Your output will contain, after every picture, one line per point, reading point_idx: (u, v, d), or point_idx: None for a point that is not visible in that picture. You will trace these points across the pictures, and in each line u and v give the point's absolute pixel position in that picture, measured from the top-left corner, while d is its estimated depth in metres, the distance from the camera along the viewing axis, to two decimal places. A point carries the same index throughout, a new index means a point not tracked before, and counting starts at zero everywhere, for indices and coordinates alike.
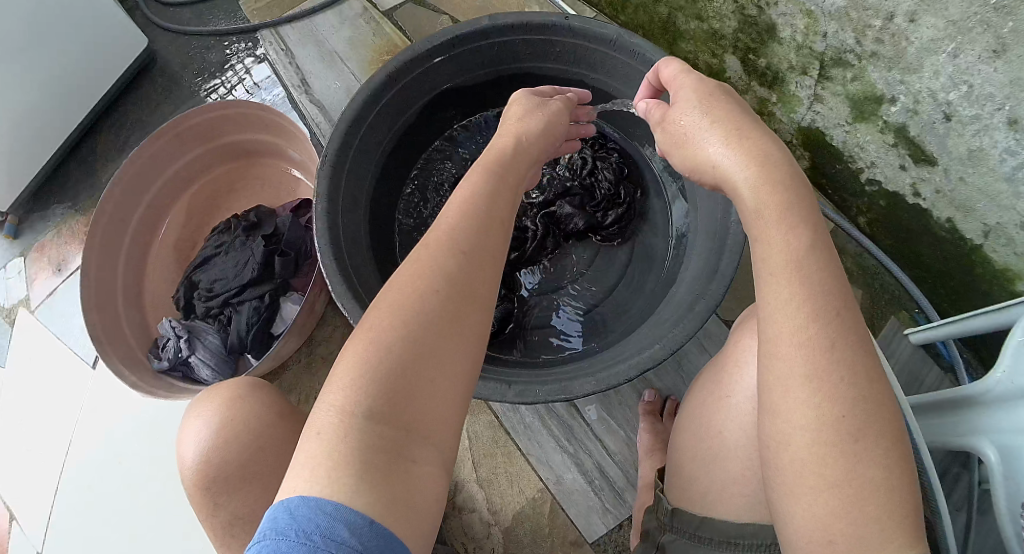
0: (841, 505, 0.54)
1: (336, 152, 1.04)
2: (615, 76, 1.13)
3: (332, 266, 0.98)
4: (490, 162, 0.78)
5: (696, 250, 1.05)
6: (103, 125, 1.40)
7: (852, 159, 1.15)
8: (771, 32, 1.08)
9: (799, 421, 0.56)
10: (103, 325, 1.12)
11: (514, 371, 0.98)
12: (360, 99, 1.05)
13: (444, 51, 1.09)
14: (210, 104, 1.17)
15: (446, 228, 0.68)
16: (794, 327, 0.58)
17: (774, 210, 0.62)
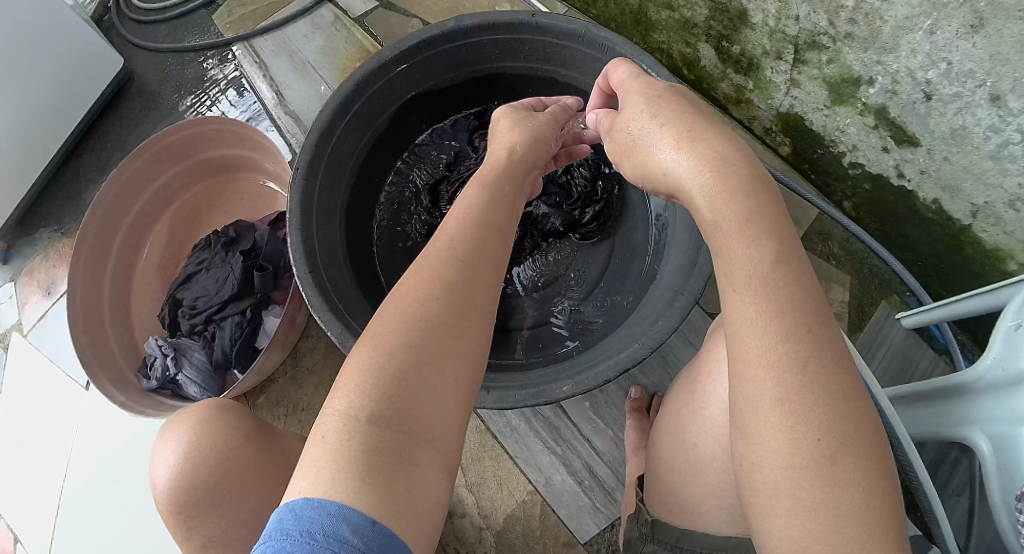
0: (817, 527, 0.53)
1: (308, 164, 1.03)
2: (586, 72, 1.12)
3: (308, 279, 0.98)
4: (490, 178, 0.77)
5: (675, 244, 1.04)
6: (85, 147, 1.41)
7: (834, 143, 1.12)
8: (742, 18, 1.05)
9: (771, 444, 0.55)
10: (91, 347, 1.13)
11: (494, 376, 0.97)
12: (329, 110, 1.05)
13: (410, 55, 1.08)
14: (183, 122, 1.17)
15: (445, 238, 0.67)
16: (761, 348, 0.56)
17: (734, 221, 0.59)
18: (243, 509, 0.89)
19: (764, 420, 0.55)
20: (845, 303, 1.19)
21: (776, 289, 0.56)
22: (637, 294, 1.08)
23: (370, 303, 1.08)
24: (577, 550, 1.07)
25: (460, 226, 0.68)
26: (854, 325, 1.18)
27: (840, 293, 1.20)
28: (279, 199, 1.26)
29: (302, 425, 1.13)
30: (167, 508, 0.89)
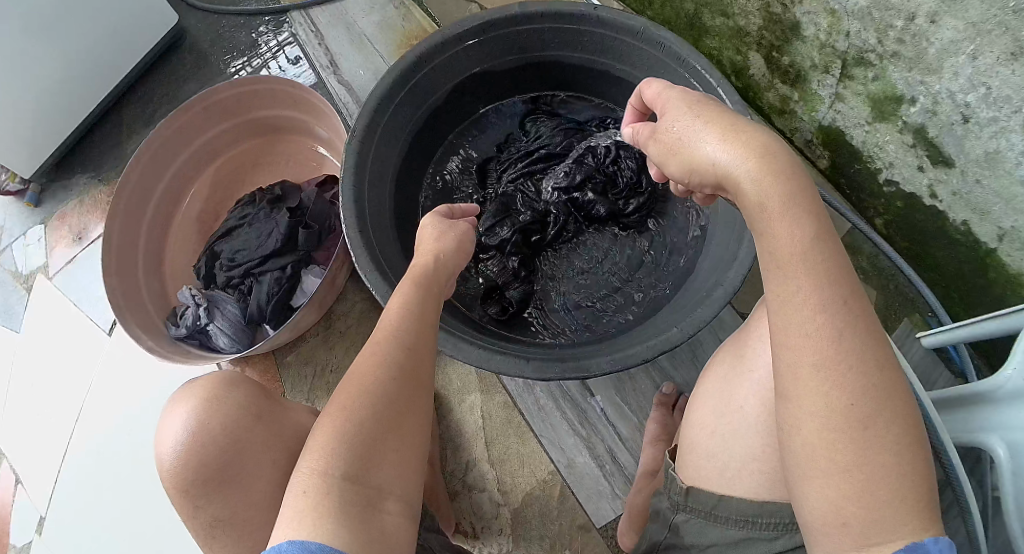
0: (853, 489, 0.53)
1: (365, 129, 1.05)
2: (639, 68, 1.15)
3: (357, 238, 0.99)
4: (414, 266, 0.85)
5: (716, 239, 1.07)
6: (129, 99, 1.41)
7: (872, 159, 1.16)
8: (794, 30, 1.10)
9: (808, 408, 0.55)
10: (123, 292, 1.12)
11: (529, 350, 0.97)
12: (390, 77, 1.07)
13: (473, 35, 1.11)
14: (239, 78, 1.18)
15: (388, 325, 0.76)
16: (801, 320, 0.57)
17: (778, 204, 0.60)
18: (253, 493, 0.74)
19: (802, 383, 0.56)
20: None
21: (821, 266, 0.57)
22: (672, 289, 1.11)
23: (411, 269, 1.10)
24: (592, 534, 1.07)
25: (406, 312, 0.78)
26: None
27: None
28: (328, 165, 1.27)
29: (329, 387, 1.12)
30: (172, 489, 0.75)
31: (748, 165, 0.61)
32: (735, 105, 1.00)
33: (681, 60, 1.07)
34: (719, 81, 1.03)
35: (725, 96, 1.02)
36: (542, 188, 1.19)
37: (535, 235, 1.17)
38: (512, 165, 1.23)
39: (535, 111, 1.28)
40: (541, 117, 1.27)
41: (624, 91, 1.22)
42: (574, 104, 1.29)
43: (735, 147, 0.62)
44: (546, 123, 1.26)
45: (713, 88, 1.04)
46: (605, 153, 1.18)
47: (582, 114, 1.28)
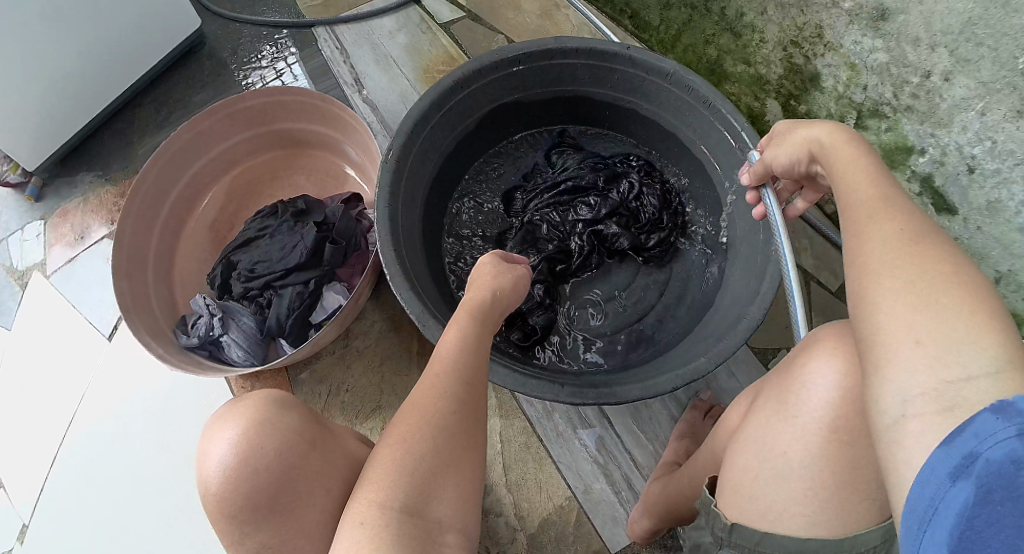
0: (941, 277, 0.55)
1: (402, 146, 1.06)
2: (666, 108, 1.20)
3: (389, 253, 0.98)
4: (466, 305, 0.88)
5: (734, 276, 1.11)
6: (143, 100, 1.38)
7: None
8: (814, 80, 1.17)
9: (886, 232, 0.61)
10: (133, 296, 1.07)
11: (561, 376, 0.97)
12: (429, 97, 1.08)
13: (514, 63, 1.14)
14: (267, 88, 1.17)
15: (445, 359, 0.79)
16: (870, 183, 0.67)
17: (842, 137, 0.72)
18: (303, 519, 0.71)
19: (868, 234, 0.62)
20: None
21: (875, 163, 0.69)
22: (694, 321, 1.13)
23: (435, 284, 1.08)
24: None
25: (462, 345, 0.81)
26: None
27: None
28: (351, 184, 1.26)
29: (342, 407, 1.06)
30: (218, 512, 0.72)
31: (831, 134, 0.73)
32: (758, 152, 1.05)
33: (708, 103, 1.12)
34: (744, 126, 1.08)
35: (748, 142, 1.07)
36: (567, 218, 1.22)
37: (558, 265, 1.19)
38: (537, 194, 1.25)
39: (560, 144, 1.31)
40: (566, 151, 1.31)
41: (650, 129, 1.27)
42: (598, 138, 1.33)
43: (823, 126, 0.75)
44: (573, 155, 1.29)
45: (738, 133, 1.09)
46: (629, 190, 1.24)
47: (608, 151, 1.32)
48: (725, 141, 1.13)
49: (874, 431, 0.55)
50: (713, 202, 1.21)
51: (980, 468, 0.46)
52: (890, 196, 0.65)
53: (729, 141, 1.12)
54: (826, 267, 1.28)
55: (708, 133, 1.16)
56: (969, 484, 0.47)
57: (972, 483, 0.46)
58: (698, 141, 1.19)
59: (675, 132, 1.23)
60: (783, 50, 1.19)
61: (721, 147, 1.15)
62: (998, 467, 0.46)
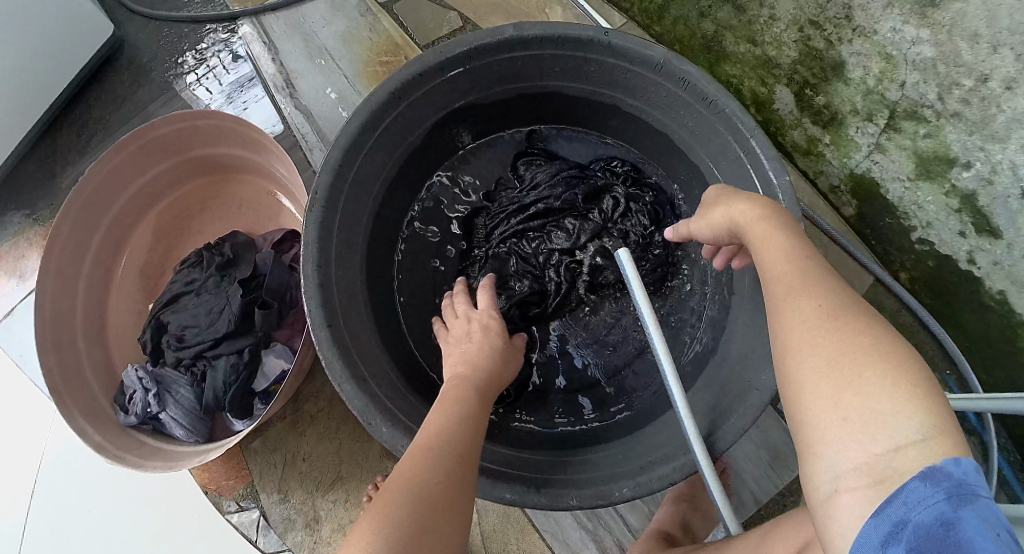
0: (864, 351, 0.53)
1: (330, 186, 0.87)
2: (655, 105, 0.98)
3: (326, 334, 0.79)
4: (460, 375, 0.80)
5: (740, 320, 0.92)
6: (64, 123, 1.19)
7: (907, 216, 1.04)
8: (837, 70, 0.98)
9: (806, 307, 0.58)
10: (61, 371, 0.90)
11: (531, 461, 0.81)
12: (362, 117, 0.88)
13: (456, 63, 0.91)
14: (180, 113, 0.96)
15: (431, 429, 0.71)
16: (791, 247, 0.63)
17: (748, 202, 0.69)
18: None
19: (791, 310, 0.59)
20: None
21: (782, 221, 0.66)
22: (695, 370, 0.97)
23: (387, 349, 0.90)
24: None
25: (453, 406, 0.74)
26: None
27: None
28: (286, 214, 1.09)
29: (302, 480, 0.94)
30: None
31: (749, 209, 0.69)
32: (770, 164, 0.86)
33: (708, 101, 0.90)
34: (753, 129, 0.87)
35: (758, 150, 0.87)
36: (541, 247, 1.05)
37: (533, 308, 1.03)
38: (502, 218, 1.07)
39: (525, 152, 1.12)
40: (535, 161, 1.11)
41: (636, 128, 1.06)
42: (571, 139, 1.12)
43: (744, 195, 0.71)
44: (542, 165, 1.10)
45: (744, 136, 0.89)
46: (613, 207, 1.06)
47: (586, 156, 1.12)
48: (730, 150, 0.92)
49: (811, 502, 0.54)
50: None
51: (909, 534, 0.47)
52: (807, 265, 0.61)
53: (735, 150, 0.91)
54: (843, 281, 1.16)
55: (707, 138, 0.95)
56: (900, 549, 0.47)
57: (902, 548, 0.47)
58: (698, 149, 0.98)
59: (666, 132, 1.01)
60: (799, 30, 0.99)
61: (723, 156, 0.94)
62: (927, 530, 0.47)
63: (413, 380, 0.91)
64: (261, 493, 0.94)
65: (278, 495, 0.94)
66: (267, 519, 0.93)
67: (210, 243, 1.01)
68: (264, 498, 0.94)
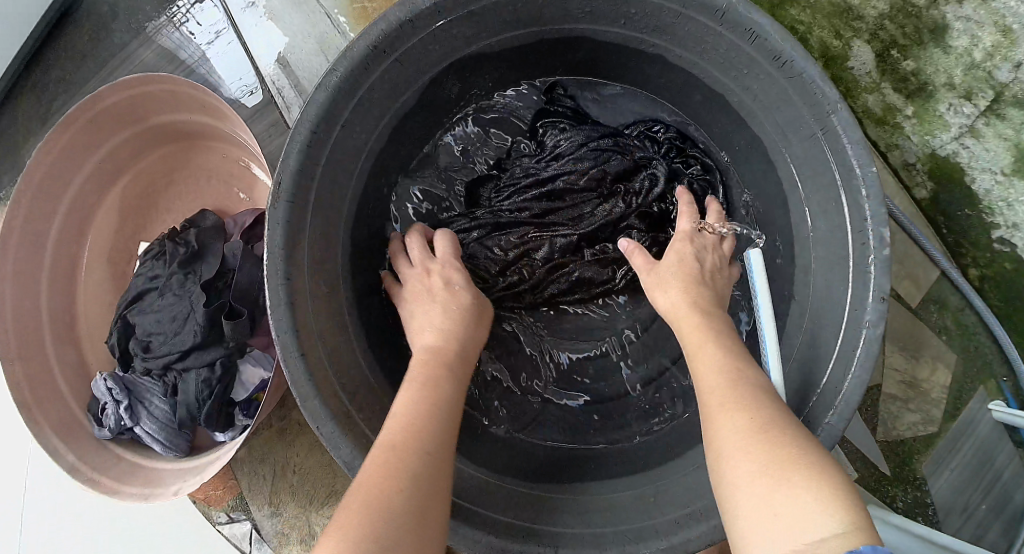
0: (788, 459, 0.48)
1: (296, 180, 0.68)
2: (710, 59, 0.75)
3: (298, 362, 0.67)
4: (436, 349, 0.68)
5: (795, 342, 0.77)
6: (24, 85, 1.13)
7: (990, 212, 0.90)
8: (937, 33, 0.85)
9: (735, 421, 0.53)
10: (29, 382, 0.89)
11: (529, 505, 0.72)
12: (332, 82, 0.68)
13: (440, 13, 0.70)
14: (127, 81, 0.88)
15: (406, 420, 0.59)
16: (721, 362, 0.59)
17: (691, 308, 0.67)
18: None
19: (719, 430, 0.54)
20: (945, 388, 0.99)
21: (720, 333, 0.63)
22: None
23: (380, 366, 0.79)
24: None
25: (422, 389, 0.63)
26: (945, 414, 0.98)
27: (941, 375, 0.99)
28: (260, 187, 1.00)
29: (293, 491, 0.92)
30: None
31: (688, 309, 0.66)
32: (854, 149, 0.66)
33: (782, 62, 0.67)
34: (836, 100, 0.66)
35: (840, 130, 0.67)
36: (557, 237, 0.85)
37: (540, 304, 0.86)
38: (511, 194, 0.88)
39: (546, 113, 0.90)
40: (556, 123, 0.90)
41: (683, 83, 0.82)
42: (601, 98, 0.91)
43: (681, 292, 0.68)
44: (567, 129, 0.89)
45: (823, 111, 0.68)
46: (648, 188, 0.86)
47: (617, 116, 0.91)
48: (804, 125, 0.71)
49: None
50: (767, 204, 0.83)
51: None
52: (739, 379, 0.57)
53: (811, 127, 0.70)
54: (907, 273, 0.99)
55: (774, 106, 0.73)
56: None
57: None
58: (762, 118, 0.76)
59: (723, 94, 0.79)
60: None
61: (794, 131, 0.73)
62: None
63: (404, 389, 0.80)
64: (251, 505, 0.92)
65: (269, 508, 0.92)
66: (260, 532, 0.91)
67: (175, 231, 0.93)
68: (254, 510, 0.92)
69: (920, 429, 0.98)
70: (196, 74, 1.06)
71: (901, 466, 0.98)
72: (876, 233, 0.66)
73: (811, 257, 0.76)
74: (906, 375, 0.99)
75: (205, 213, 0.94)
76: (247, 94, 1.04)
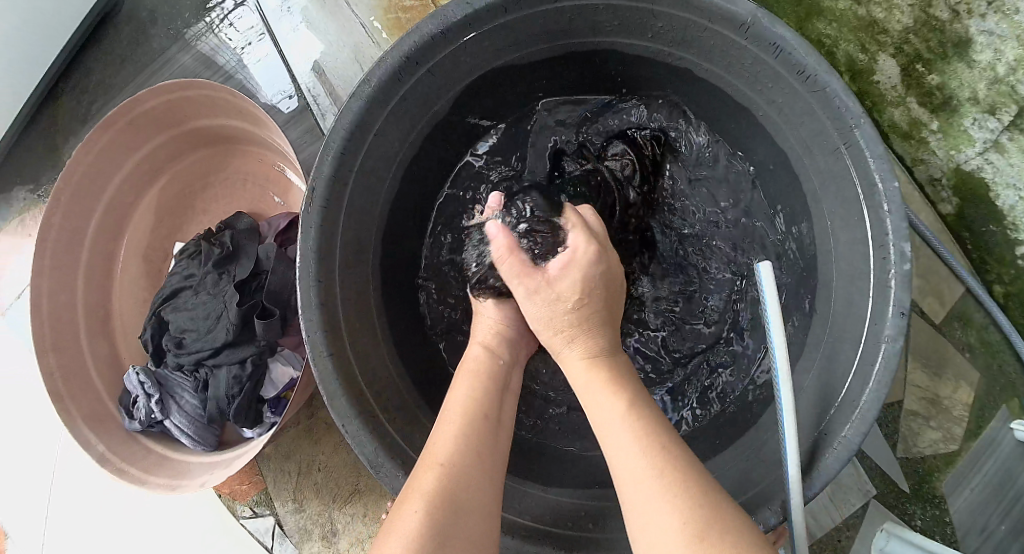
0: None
1: (328, 185, 0.71)
2: (736, 72, 0.76)
3: (326, 360, 0.69)
4: (495, 346, 0.72)
5: (816, 355, 0.77)
6: (65, 89, 1.18)
7: (1015, 228, 0.90)
8: (960, 47, 0.84)
9: (666, 516, 0.51)
10: (63, 374, 0.93)
11: (534, 516, 0.73)
12: (366, 92, 0.70)
13: (467, 26, 0.72)
14: (165, 86, 0.91)
15: (469, 404, 0.65)
16: (642, 430, 0.57)
17: (582, 335, 0.67)
18: None
19: (650, 520, 0.52)
20: (967, 405, 0.98)
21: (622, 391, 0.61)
22: (749, 405, 0.82)
23: (406, 367, 0.81)
24: None
25: (479, 379, 0.68)
26: (967, 431, 0.98)
27: (963, 391, 0.98)
28: (294, 192, 1.03)
29: (316, 488, 0.94)
30: None
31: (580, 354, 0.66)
32: (877, 164, 0.67)
33: (806, 77, 0.68)
34: (859, 115, 0.67)
35: (863, 145, 0.67)
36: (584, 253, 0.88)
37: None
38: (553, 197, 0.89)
39: (622, 137, 0.91)
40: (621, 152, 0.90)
41: (709, 96, 0.83)
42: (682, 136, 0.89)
43: (579, 348, 0.67)
44: (624, 162, 0.90)
45: (846, 125, 0.68)
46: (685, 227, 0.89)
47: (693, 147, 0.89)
48: (828, 139, 0.72)
49: None
50: (790, 216, 0.83)
51: None
52: (663, 450, 0.55)
53: (834, 141, 0.70)
54: (930, 287, 0.99)
55: (799, 120, 0.74)
56: None
57: None
58: (787, 131, 0.77)
59: (749, 107, 0.80)
60: None
61: (819, 145, 0.73)
62: None
63: (425, 389, 0.82)
64: (275, 500, 0.94)
65: (292, 503, 0.94)
66: (282, 527, 0.94)
67: (210, 232, 0.97)
68: (278, 505, 0.94)
69: (941, 447, 0.98)
70: (234, 78, 1.09)
71: (921, 483, 0.98)
72: (897, 249, 0.66)
73: (834, 270, 0.77)
74: (927, 391, 0.99)
75: (240, 215, 0.98)
76: (282, 101, 1.07)
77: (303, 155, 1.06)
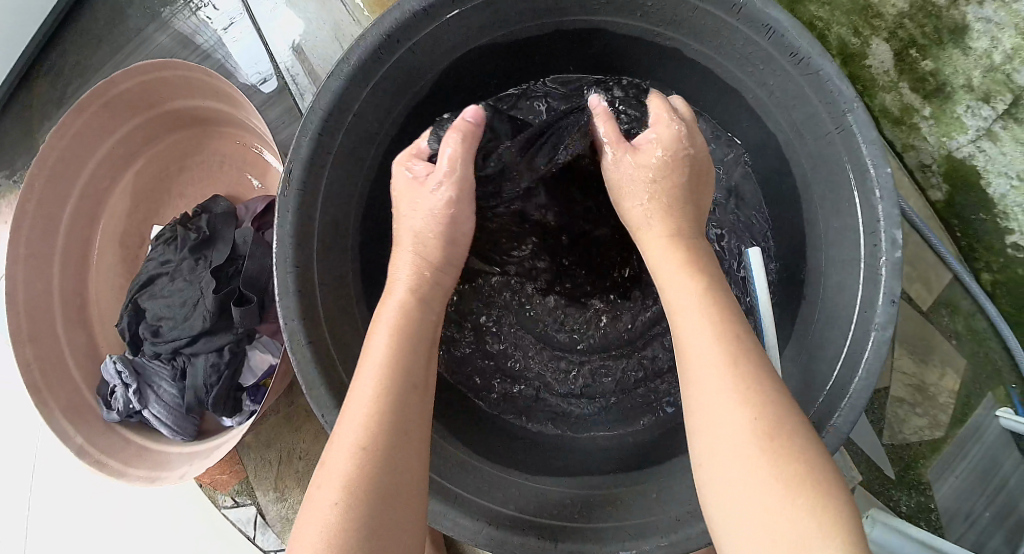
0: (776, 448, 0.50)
1: (306, 168, 0.69)
2: (726, 54, 0.75)
3: (305, 349, 0.67)
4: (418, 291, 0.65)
5: (804, 343, 0.76)
6: (39, 70, 1.15)
7: (1006, 217, 0.89)
8: (957, 34, 0.82)
9: (721, 389, 0.53)
10: (40, 364, 0.91)
11: (524, 502, 0.72)
12: (344, 70, 0.68)
13: (449, 3, 0.69)
14: (140, 67, 0.88)
15: (385, 363, 0.59)
16: (716, 320, 0.57)
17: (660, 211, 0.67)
18: None
19: (708, 403, 0.54)
20: (954, 392, 0.98)
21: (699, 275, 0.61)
22: None
23: None
24: None
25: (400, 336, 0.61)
26: (953, 418, 0.98)
27: (950, 379, 0.98)
28: (273, 174, 1.00)
29: (298, 477, 0.92)
30: None
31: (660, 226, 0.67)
32: (869, 150, 0.65)
33: (798, 59, 0.67)
34: (852, 100, 0.65)
35: (855, 130, 0.66)
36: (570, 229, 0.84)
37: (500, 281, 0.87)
38: None
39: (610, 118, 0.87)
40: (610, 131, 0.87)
41: (699, 78, 0.81)
42: None
43: (661, 225, 0.66)
44: None
45: (839, 110, 0.67)
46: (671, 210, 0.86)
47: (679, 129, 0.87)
48: (819, 124, 0.70)
49: None
50: (779, 202, 0.82)
51: None
52: (734, 336, 0.56)
53: (826, 126, 0.69)
54: (919, 275, 0.98)
55: (790, 104, 0.73)
56: None
57: None
58: (778, 115, 0.75)
59: (739, 90, 0.78)
60: None
61: (810, 130, 0.72)
62: None
63: None
64: (256, 489, 0.93)
65: (274, 493, 0.93)
66: (265, 516, 0.92)
67: (187, 217, 0.94)
68: (260, 494, 0.93)
69: (927, 434, 0.98)
70: (212, 58, 1.06)
71: (906, 470, 0.98)
72: (888, 236, 0.65)
73: (823, 257, 0.76)
74: (914, 378, 0.99)
75: (217, 198, 0.95)
76: (262, 81, 1.05)
77: (281, 136, 1.03)
